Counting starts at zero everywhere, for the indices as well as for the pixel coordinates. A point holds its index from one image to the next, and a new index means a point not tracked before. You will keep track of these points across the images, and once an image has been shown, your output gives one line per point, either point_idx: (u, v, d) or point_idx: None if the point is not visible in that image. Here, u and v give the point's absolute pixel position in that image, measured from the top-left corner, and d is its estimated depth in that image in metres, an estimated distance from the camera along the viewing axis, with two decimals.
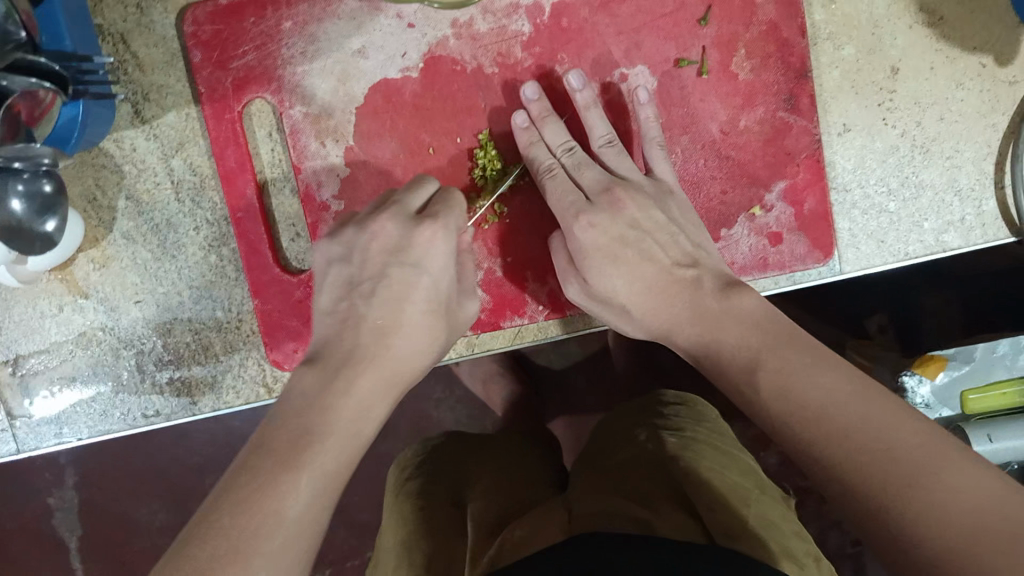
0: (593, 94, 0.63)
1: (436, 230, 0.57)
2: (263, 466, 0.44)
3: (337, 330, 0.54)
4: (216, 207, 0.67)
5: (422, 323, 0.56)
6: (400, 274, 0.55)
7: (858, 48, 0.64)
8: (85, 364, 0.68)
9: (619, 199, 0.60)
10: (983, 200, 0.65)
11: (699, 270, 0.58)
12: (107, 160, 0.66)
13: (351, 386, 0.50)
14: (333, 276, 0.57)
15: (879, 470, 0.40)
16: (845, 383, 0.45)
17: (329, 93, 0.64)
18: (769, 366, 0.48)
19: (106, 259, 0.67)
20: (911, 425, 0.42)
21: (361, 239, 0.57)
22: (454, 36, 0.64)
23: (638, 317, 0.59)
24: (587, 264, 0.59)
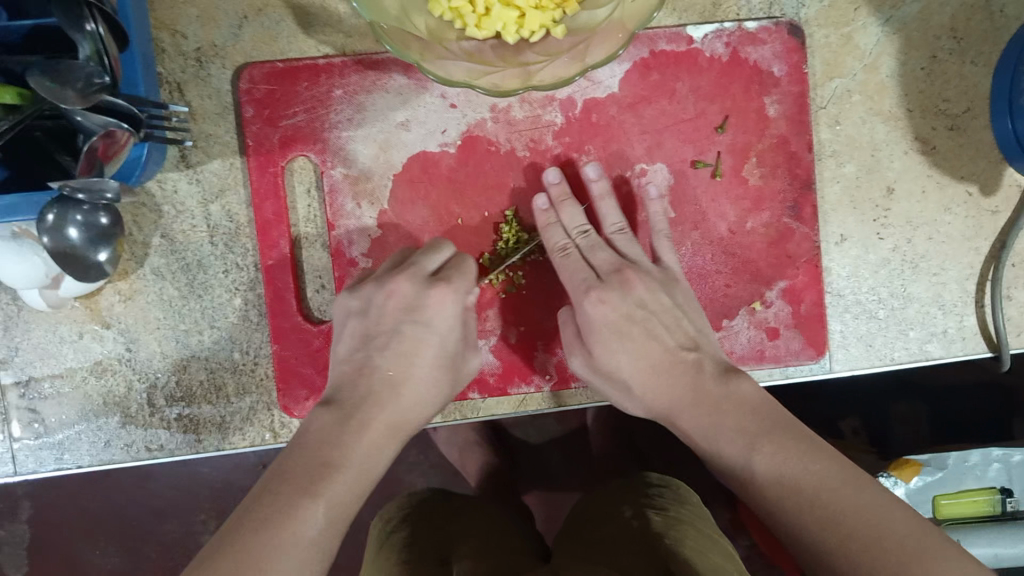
0: (608, 185, 0.68)
1: (447, 291, 0.60)
2: (282, 495, 0.46)
3: (351, 378, 0.56)
4: (247, 252, 0.69)
5: (430, 378, 0.58)
6: (411, 330, 0.58)
7: (858, 167, 0.70)
8: (97, 393, 0.69)
9: (628, 280, 0.65)
10: (965, 315, 0.71)
11: (700, 353, 0.62)
12: (148, 200, 0.68)
13: (364, 428, 0.53)
14: (350, 327, 0.60)
15: (869, 556, 0.43)
16: (837, 471, 0.49)
17: (369, 159, 0.69)
18: (777, 443, 0.52)
19: (133, 292, 0.69)
20: (901, 514, 0.45)
21: (378, 295, 0.60)
22: (492, 120, 0.68)
23: (638, 395, 0.62)
24: (595, 338, 0.63)
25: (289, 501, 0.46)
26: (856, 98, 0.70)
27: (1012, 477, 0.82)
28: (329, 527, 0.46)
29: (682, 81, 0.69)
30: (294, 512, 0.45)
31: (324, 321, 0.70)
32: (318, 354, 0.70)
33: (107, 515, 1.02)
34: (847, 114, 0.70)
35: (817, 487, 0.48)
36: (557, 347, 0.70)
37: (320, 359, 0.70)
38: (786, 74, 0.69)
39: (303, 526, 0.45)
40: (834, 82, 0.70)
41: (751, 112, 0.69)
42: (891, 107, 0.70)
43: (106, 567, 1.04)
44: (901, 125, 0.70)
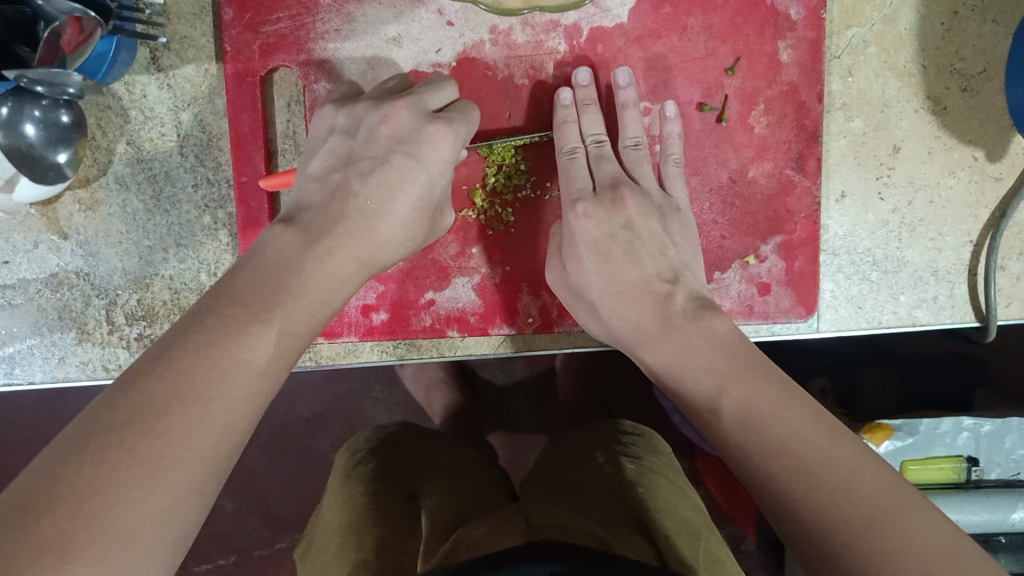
0: (635, 96, 0.65)
1: (447, 132, 0.57)
2: (227, 316, 0.43)
3: (325, 199, 0.55)
4: (219, 166, 0.65)
5: (409, 217, 0.56)
6: (399, 162, 0.56)
7: (866, 123, 0.68)
8: (52, 308, 0.65)
9: (623, 197, 0.63)
10: (957, 284, 0.69)
11: (675, 287, 0.60)
12: (113, 102, 0.63)
13: (329, 256, 0.50)
14: (330, 145, 0.58)
15: (834, 513, 0.41)
16: (810, 419, 0.46)
17: (357, 75, 0.64)
18: (741, 389, 0.49)
19: (95, 202, 0.64)
20: (871, 469, 0.43)
21: (371, 117, 0.58)
22: (490, 42, 0.64)
23: (604, 318, 0.61)
24: (572, 251, 0.62)
25: (245, 325, 0.43)
26: (872, 50, 0.67)
27: (980, 446, 0.82)
28: (277, 362, 0.44)
29: (695, 17, 0.65)
30: (242, 338, 0.42)
31: None
32: None
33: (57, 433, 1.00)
34: (861, 65, 0.67)
35: (782, 434, 0.46)
36: (542, 289, 0.67)
37: None
38: (804, 18, 0.65)
39: (254, 354, 0.42)
40: (851, 31, 0.67)
41: (763, 56, 0.66)
42: (905, 62, 0.67)
43: None
44: (914, 82, 0.67)
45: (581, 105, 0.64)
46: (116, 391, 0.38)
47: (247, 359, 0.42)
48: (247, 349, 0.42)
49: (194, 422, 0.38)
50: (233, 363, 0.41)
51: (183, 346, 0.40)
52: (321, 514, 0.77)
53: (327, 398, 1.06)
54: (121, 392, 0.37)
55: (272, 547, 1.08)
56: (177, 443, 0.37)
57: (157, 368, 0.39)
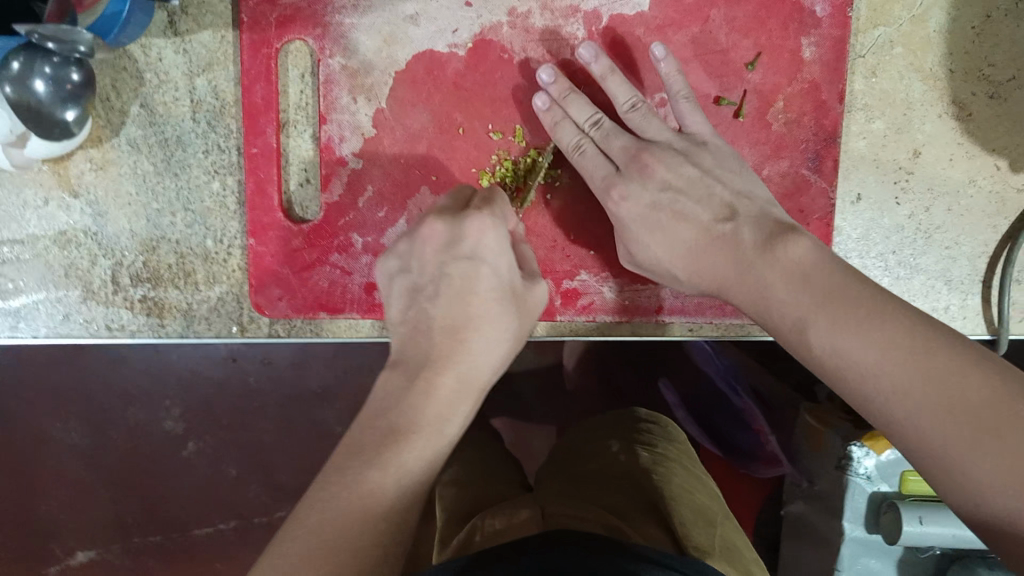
0: (609, 63, 0.62)
1: (482, 220, 0.53)
2: (351, 465, 0.44)
3: (409, 336, 0.52)
4: (230, 134, 0.65)
5: (495, 313, 0.52)
6: (458, 270, 0.53)
7: (888, 125, 0.66)
8: (58, 265, 0.65)
9: (647, 164, 0.62)
10: (970, 295, 0.68)
11: (735, 222, 0.58)
12: (129, 63, 0.63)
13: (432, 387, 0.48)
14: (399, 284, 0.56)
15: (945, 428, 0.42)
16: (904, 334, 0.45)
17: (372, 51, 0.64)
18: (825, 322, 0.48)
19: (106, 162, 0.65)
20: (976, 374, 0.42)
21: (416, 245, 0.55)
22: (508, 25, 0.63)
23: (685, 280, 0.61)
24: (628, 234, 0.62)
25: (359, 472, 0.43)
26: (898, 51, 0.65)
27: None
28: (407, 499, 0.44)
29: (718, 10, 0.64)
30: (363, 488, 0.43)
31: (306, 221, 0.66)
32: (297, 253, 0.66)
33: (73, 392, 1.02)
34: (885, 66, 0.66)
35: (873, 362, 0.45)
36: (545, 277, 0.66)
37: (299, 259, 0.66)
38: (829, 16, 0.64)
39: (379, 501, 0.42)
40: (878, 30, 0.65)
41: (785, 53, 0.65)
42: (932, 65, 0.65)
43: (66, 441, 1.04)
44: (939, 86, 0.66)
45: (563, 95, 0.63)
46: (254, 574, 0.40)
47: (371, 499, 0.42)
48: (368, 500, 0.42)
49: None
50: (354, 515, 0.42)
51: (310, 512, 0.42)
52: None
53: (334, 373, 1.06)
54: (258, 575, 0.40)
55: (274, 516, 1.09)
56: None
57: (292, 535, 0.41)
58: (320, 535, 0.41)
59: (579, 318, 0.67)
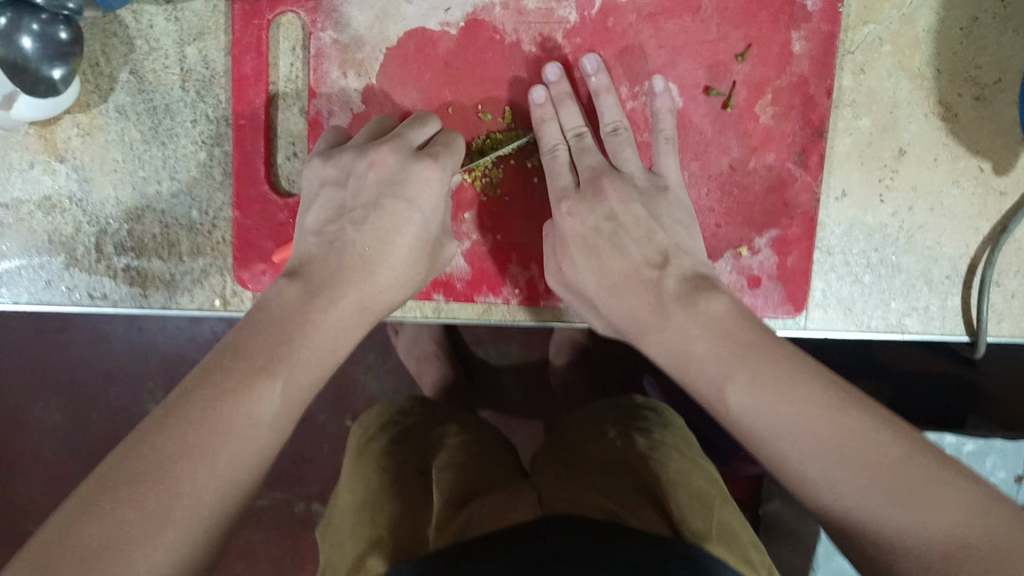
0: (607, 81, 0.63)
1: (434, 170, 0.57)
2: (238, 368, 0.45)
3: (323, 250, 0.55)
4: (219, 104, 0.65)
5: (409, 258, 0.57)
6: (391, 208, 0.57)
7: (874, 123, 0.67)
8: (42, 231, 0.65)
9: (602, 188, 0.61)
10: (950, 295, 0.68)
11: (665, 272, 0.57)
12: (119, 29, 0.64)
13: (332, 306, 0.51)
14: (324, 198, 0.58)
15: (858, 488, 0.43)
16: (819, 394, 0.47)
17: (363, 26, 0.64)
18: (744, 376, 0.48)
19: (93, 129, 0.64)
20: (886, 435, 0.45)
21: (359, 166, 0.57)
22: (500, 6, 0.63)
23: (604, 314, 0.60)
24: (563, 252, 0.61)
25: (249, 378, 0.45)
26: (886, 49, 0.66)
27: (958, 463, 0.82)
28: (288, 411, 0.45)
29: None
30: (249, 391, 0.44)
31: (291, 195, 0.66)
32: (282, 229, 0.66)
33: (55, 369, 1.03)
34: (873, 64, 0.66)
35: (794, 417, 0.46)
36: (531, 263, 0.67)
37: (284, 234, 0.66)
38: (819, 11, 0.64)
39: (260, 407, 0.44)
40: (867, 27, 0.66)
41: (775, 46, 0.65)
42: (919, 65, 0.66)
43: (47, 419, 1.04)
44: (926, 86, 0.66)
45: (558, 99, 0.63)
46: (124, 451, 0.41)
47: (250, 416, 0.43)
48: (252, 405, 0.44)
49: (197, 483, 0.40)
50: (230, 428, 0.42)
51: (194, 398, 0.43)
52: (338, 491, 0.76)
53: None
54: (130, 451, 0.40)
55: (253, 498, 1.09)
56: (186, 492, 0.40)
57: (172, 421, 0.42)
58: (202, 428, 0.42)
59: (563, 305, 0.67)
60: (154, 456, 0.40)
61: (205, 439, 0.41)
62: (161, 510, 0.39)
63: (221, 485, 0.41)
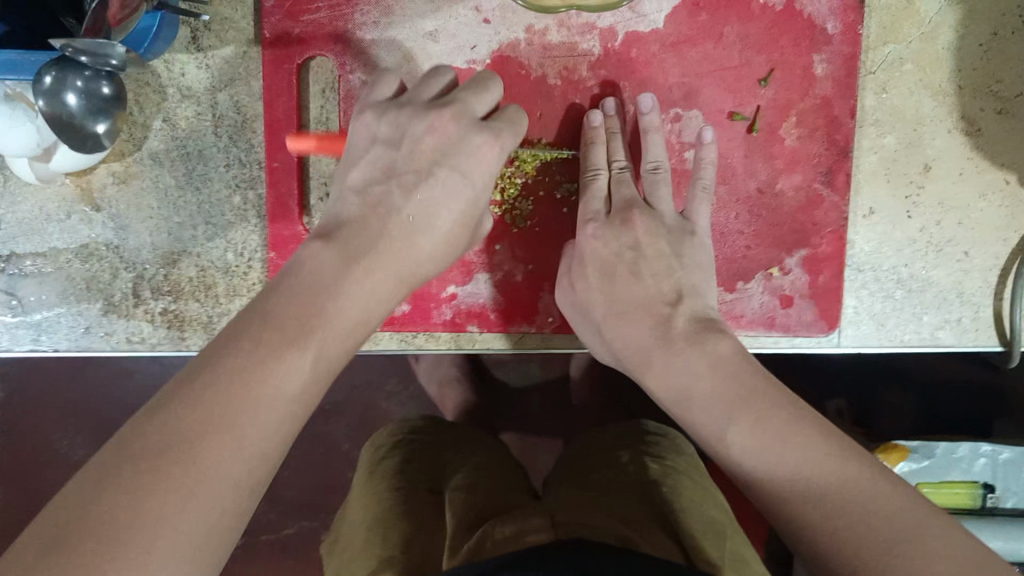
0: (659, 119, 0.64)
1: (493, 144, 0.56)
2: (267, 339, 0.43)
3: (364, 213, 0.54)
4: (252, 148, 0.66)
5: (450, 232, 0.56)
6: (444, 176, 0.55)
7: (899, 140, 0.67)
8: (80, 278, 0.66)
9: (631, 218, 0.62)
10: (982, 307, 0.68)
11: (677, 308, 0.59)
12: (152, 79, 0.65)
13: (367, 275, 0.50)
14: (373, 155, 0.57)
15: (852, 535, 0.42)
16: (819, 443, 0.47)
17: (392, 67, 0.65)
18: (747, 420, 0.50)
19: (128, 176, 0.65)
20: (884, 488, 0.44)
21: (416, 128, 0.56)
22: (526, 41, 0.64)
23: (608, 341, 0.61)
24: (579, 268, 0.62)
25: (277, 349, 0.43)
26: (908, 67, 0.66)
27: (996, 474, 0.81)
28: (312, 382, 0.44)
29: (731, 26, 0.65)
30: (277, 363, 0.42)
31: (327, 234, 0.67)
32: None
33: (81, 407, 1.03)
34: (895, 82, 0.67)
35: (795, 461, 0.47)
36: None
37: None
38: (840, 33, 0.65)
39: (287, 381, 0.42)
40: (888, 47, 0.66)
41: (797, 69, 0.66)
42: (941, 82, 0.67)
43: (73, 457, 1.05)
44: (949, 102, 0.67)
45: (609, 131, 0.64)
46: (143, 424, 0.39)
47: (276, 388, 0.42)
48: (278, 380, 0.42)
49: (224, 460, 0.39)
50: (255, 399, 0.41)
51: (219, 371, 0.41)
52: (348, 508, 0.78)
53: (341, 388, 1.07)
54: (150, 429, 0.38)
55: (281, 531, 1.09)
56: (214, 468, 0.38)
57: (195, 392, 0.40)
58: (226, 397, 0.40)
59: None
60: (178, 432, 0.38)
61: (224, 413, 0.39)
62: (191, 485, 0.37)
63: (246, 458, 0.40)
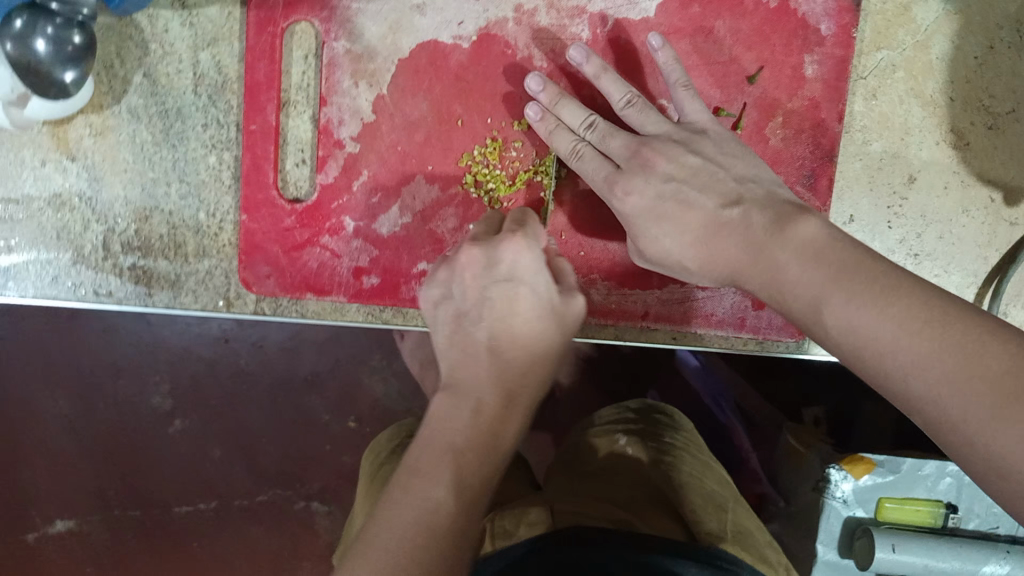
0: (600, 62, 0.61)
1: (523, 244, 0.54)
2: (407, 480, 0.45)
3: (457, 362, 0.52)
4: (230, 109, 0.65)
5: (536, 327, 0.53)
6: (500, 293, 0.53)
7: (885, 149, 0.66)
8: (51, 227, 0.66)
9: (649, 156, 0.58)
10: None
11: (741, 206, 0.54)
12: (135, 33, 0.64)
13: (479, 407, 0.48)
14: (442, 315, 0.55)
15: (961, 400, 0.37)
16: (919, 307, 0.41)
17: (376, 37, 0.64)
18: (840, 298, 0.44)
19: (106, 129, 0.65)
20: (998, 346, 0.37)
21: (454, 273, 0.54)
22: (513, 21, 0.64)
23: (698, 269, 0.57)
24: (636, 229, 0.59)
25: (415, 489, 0.45)
26: (899, 75, 0.66)
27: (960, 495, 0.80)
28: (458, 511, 0.44)
29: (722, 20, 0.64)
30: (412, 494, 0.44)
31: (299, 200, 0.66)
32: (289, 233, 0.66)
33: (52, 364, 0.98)
34: (886, 89, 0.66)
35: (891, 337, 0.40)
36: None
37: (291, 238, 0.66)
38: (832, 35, 0.64)
39: (424, 504, 0.44)
40: (881, 53, 0.66)
41: (787, 68, 0.65)
42: (932, 92, 0.66)
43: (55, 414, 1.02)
44: (939, 113, 0.66)
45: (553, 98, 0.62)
46: None
47: (415, 507, 0.44)
48: (415, 500, 0.44)
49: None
50: (394, 530, 0.43)
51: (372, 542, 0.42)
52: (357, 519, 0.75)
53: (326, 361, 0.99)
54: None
55: (255, 498, 1.07)
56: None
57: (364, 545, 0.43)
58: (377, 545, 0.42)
59: None
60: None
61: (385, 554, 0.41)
62: None
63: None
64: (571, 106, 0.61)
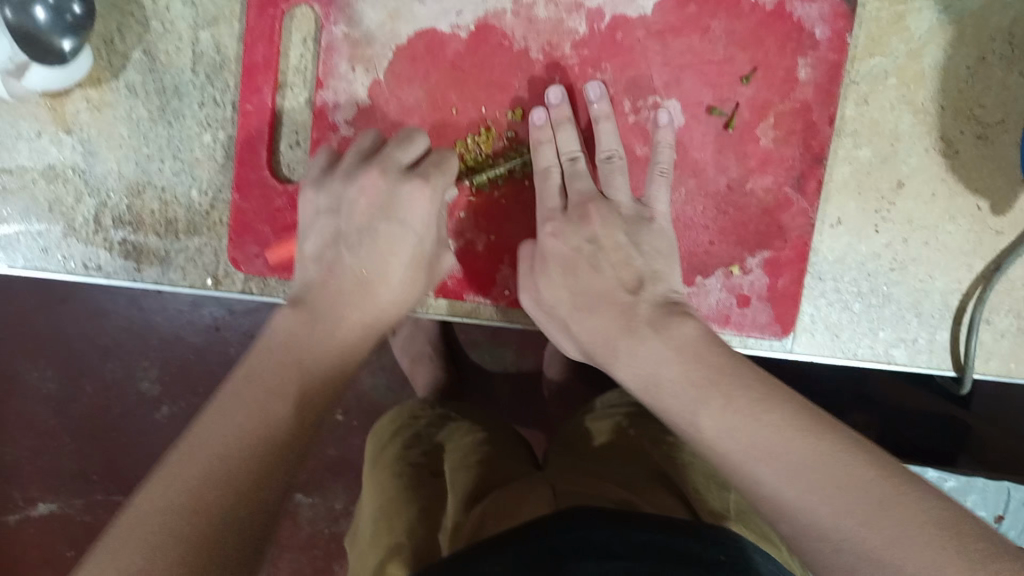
0: (609, 109, 0.64)
1: (424, 189, 0.59)
2: (254, 381, 0.46)
3: (322, 276, 0.56)
4: (227, 89, 0.66)
5: (408, 274, 0.58)
6: (388, 230, 0.58)
7: (874, 154, 0.67)
8: (44, 199, 0.66)
9: (589, 214, 0.61)
10: (939, 330, 0.68)
11: (639, 298, 0.58)
12: (137, 9, 0.65)
13: (335, 327, 0.52)
14: (321, 226, 0.59)
15: (823, 512, 0.40)
16: (790, 415, 0.44)
17: (375, 24, 0.65)
18: (718, 402, 0.46)
19: (103, 103, 0.65)
20: (855, 460, 0.41)
21: (349, 192, 0.59)
22: (512, 12, 0.64)
23: (575, 335, 0.60)
24: (542, 267, 0.62)
25: (254, 387, 0.45)
26: (891, 82, 0.66)
27: None
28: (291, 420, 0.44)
29: (718, 20, 0.65)
30: (257, 397, 0.45)
31: (291, 181, 0.67)
32: (280, 214, 0.67)
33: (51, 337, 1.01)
34: (877, 96, 0.67)
35: (769, 442, 0.43)
36: None
37: (281, 219, 0.67)
38: (827, 39, 0.65)
39: (262, 403, 0.44)
40: (874, 59, 0.66)
41: (780, 70, 0.66)
42: (923, 100, 0.66)
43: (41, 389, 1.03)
44: (929, 121, 0.66)
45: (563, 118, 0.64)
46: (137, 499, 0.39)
47: (255, 402, 0.44)
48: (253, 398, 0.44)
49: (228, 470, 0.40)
50: (232, 415, 0.43)
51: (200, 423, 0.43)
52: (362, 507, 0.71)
53: None
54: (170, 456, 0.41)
55: None
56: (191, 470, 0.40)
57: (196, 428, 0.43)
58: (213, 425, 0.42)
59: None
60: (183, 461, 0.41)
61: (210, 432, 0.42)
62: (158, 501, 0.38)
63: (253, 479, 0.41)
64: (569, 133, 0.63)
